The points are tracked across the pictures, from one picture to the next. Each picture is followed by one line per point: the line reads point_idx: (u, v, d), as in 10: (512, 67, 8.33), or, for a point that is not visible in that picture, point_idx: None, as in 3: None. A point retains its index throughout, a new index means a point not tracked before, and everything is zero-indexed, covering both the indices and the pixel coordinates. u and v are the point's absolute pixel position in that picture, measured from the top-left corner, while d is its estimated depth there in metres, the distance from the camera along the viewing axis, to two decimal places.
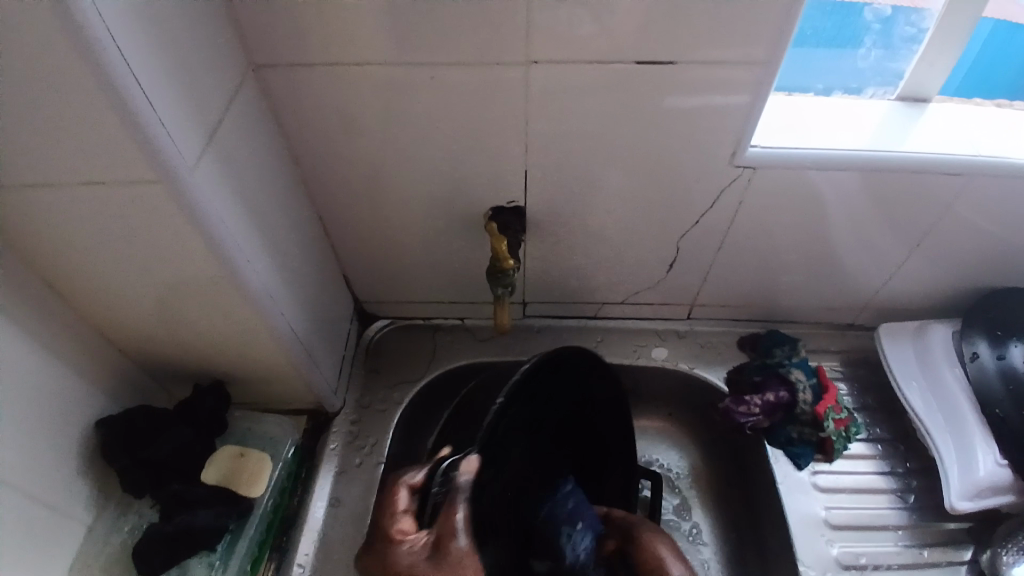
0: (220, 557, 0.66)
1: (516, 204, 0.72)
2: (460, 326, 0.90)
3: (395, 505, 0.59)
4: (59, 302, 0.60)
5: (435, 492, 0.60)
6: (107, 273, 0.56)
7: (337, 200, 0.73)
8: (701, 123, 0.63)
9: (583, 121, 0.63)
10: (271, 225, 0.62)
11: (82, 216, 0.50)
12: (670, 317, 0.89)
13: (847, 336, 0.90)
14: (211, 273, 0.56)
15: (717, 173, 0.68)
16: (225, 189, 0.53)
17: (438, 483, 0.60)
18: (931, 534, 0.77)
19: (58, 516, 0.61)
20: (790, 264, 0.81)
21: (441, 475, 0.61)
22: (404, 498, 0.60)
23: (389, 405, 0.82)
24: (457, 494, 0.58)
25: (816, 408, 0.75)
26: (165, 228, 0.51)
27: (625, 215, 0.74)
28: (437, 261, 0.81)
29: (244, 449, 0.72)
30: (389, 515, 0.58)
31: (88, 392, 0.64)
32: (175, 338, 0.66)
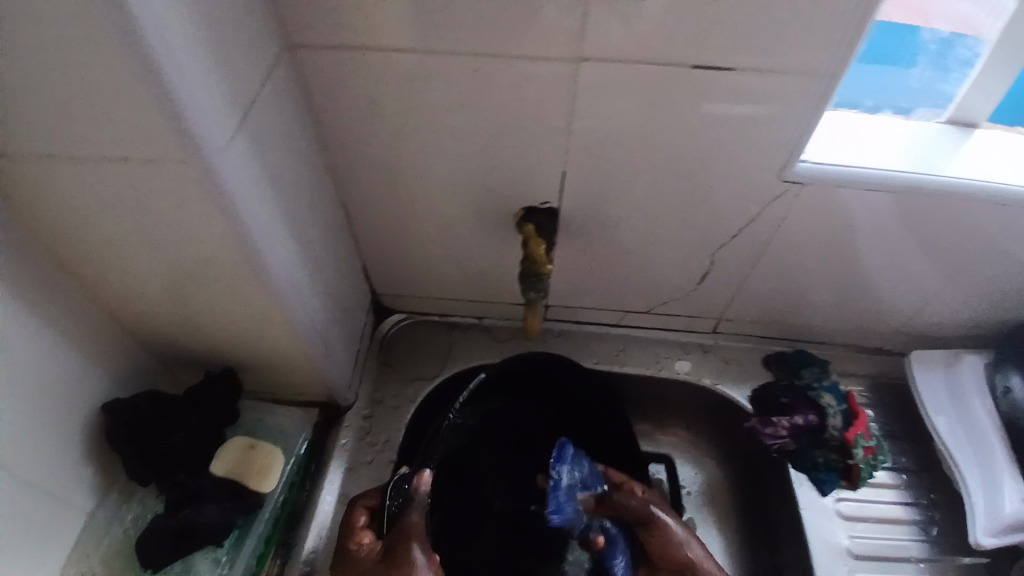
0: (227, 553, 0.65)
1: (550, 205, 0.70)
2: (478, 325, 0.87)
3: (354, 521, 0.64)
4: (71, 281, 0.57)
5: (388, 505, 0.64)
6: (124, 254, 0.54)
7: (364, 189, 0.70)
8: (753, 132, 0.60)
9: (630, 122, 0.60)
10: (297, 212, 0.59)
11: (103, 194, 0.47)
12: (695, 329, 0.86)
13: (877, 359, 0.87)
14: (233, 260, 0.53)
15: (763, 185, 0.66)
16: (255, 173, 0.50)
17: (388, 497, 0.64)
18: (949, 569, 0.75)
19: (57, 503, 0.59)
20: (825, 283, 0.78)
21: (390, 488, 0.64)
22: (362, 515, 0.64)
23: (402, 402, 0.80)
24: (412, 505, 0.62)
25: (845, 434, 0.73)
26: (189, 211, 0.48)
27: (660, 222, 0.71)
28: (461, 258, 0.78)
29: (255, 441, 0.69)
30: (350, 533, 0.63)
31: (95, 375, 0.62)
32: (188, 323, 0.63)
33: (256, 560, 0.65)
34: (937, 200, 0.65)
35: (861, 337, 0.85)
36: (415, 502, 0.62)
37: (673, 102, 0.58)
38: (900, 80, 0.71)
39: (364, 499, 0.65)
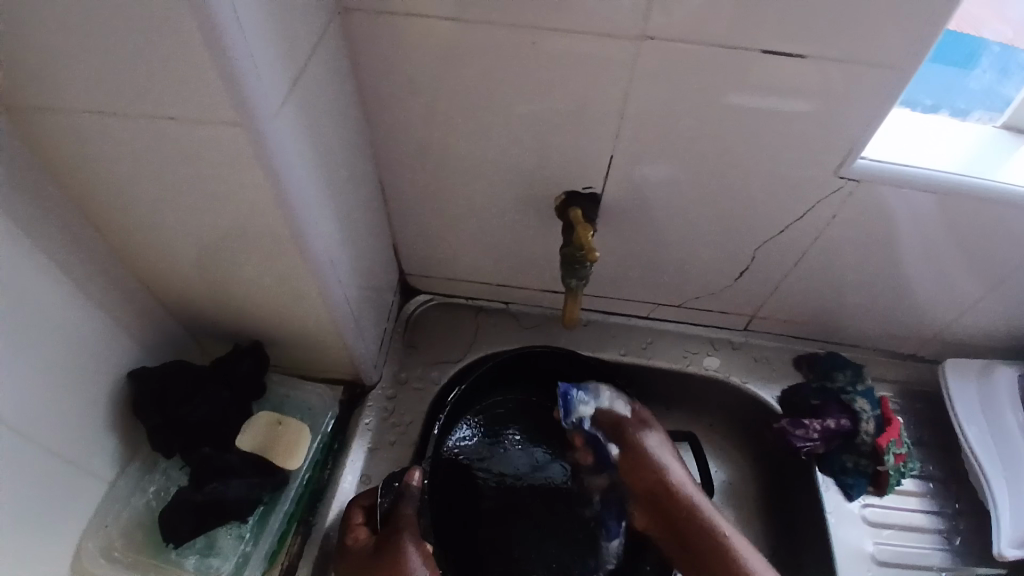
0: (251, 530, 0.64)
1: (593, 190, 0.68)
2: (505, 310, 0.85)
3: (351, 519, 0.64)
4: (104, 242, 0.56)
5: (382, 503, 0.65)
6: (162, 218, 0.52)
7: (402, 164, 0.68)
8: (812, 125, 0.58)
9: (686, 108, 0.58)
10: (338, 184, 0.57)
11: (147, 154, 0.45)
12: (726, 325, 0.84)
13: (908, 366, 0.85)
14: (272, 230, 0.51)
15: (817, 181, 0.64)
16: (303, 139, 0.48)
17: (381, 495, 0.65)
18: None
19: (79, 470, 0.58)
20: (866, 286, 0.76)
21: (382, 488, 0.65)
22: (358, 513, 0.64)
23: (426, 384, 0.78)
24: (404, 500, 0.64)
25: (878, 440, 0.72)
26: (234, 177, 0.46)
27: (704, 214, 0.69)
28: (495, 240, 0.76)
29: (283, 417, 0.68)
30: (346, 530, 0.63)
31: (122, 340, 0.60)
32: (219, 293, 0.61)
33: (279, 539, 0.64)
34: (996, 205, 0.63)
35: (895, 342, 0.84)
36: (408, 497, 0.64)
37: (732, 89, 0.56)
38: (961, 79, 0.67)
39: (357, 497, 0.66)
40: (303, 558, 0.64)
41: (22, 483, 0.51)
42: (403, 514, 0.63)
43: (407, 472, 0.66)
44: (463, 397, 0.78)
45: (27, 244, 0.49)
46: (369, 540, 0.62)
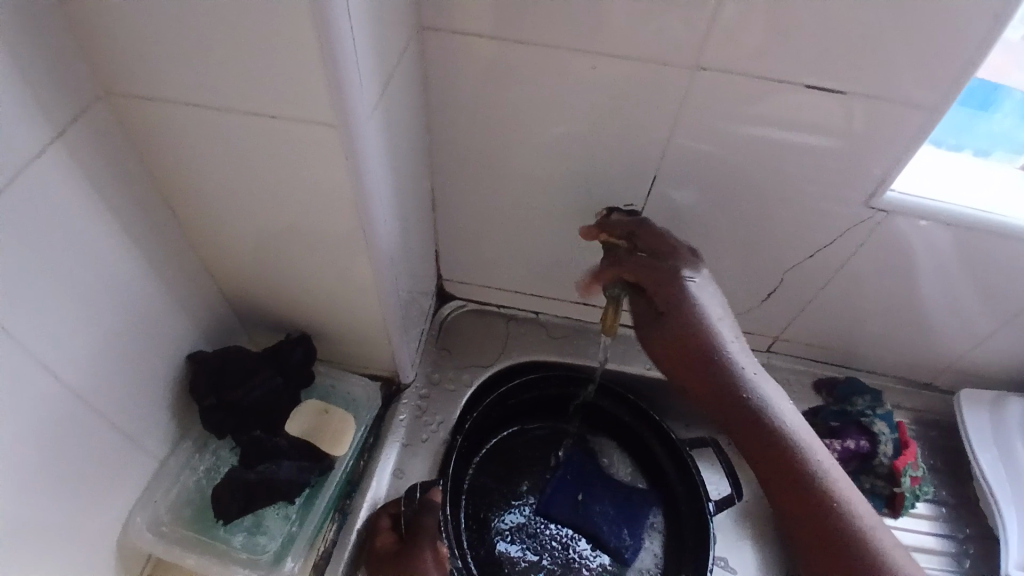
0: (297, 512, 0.67)
1: (633, 208, 0.71)
2: (535, 320, 0.88)
3: (377, 525, 0.66)
4: (179, 226, 0.60)
5: (404, 512, 0.67)
6: (240, 207, 0.56)
7: (457, 174, 0.72)
8: (850, 156, 0.62)
9: (731, 136, 0.62)
10: (402, 187, 0.61)
11: (240, 146, 0.49)
12: (750, 346, 0.87)
13: (924, 395, 0.88)
14: (343, 224, 0.55)
15: (849, 211, 0.67)
16: (383, 143, 0.52)
17: (403, 505, 0.67)
18: None
19: (136, 442, 0.61)
20: (888, 315, 0.79)
21: (404, 499, 0.67)
22: (385, 519, 0.66)
23: (458, 386, 0.81)
24: (426, 511, 0.66)
25: (895, 462, 0.74)
26: (318, 171, 0.50)
27: (738, 239, 0.73)
28: (533, 251, 0.79)
29: (328, 406, 0.70)
30: (372, 535, 0.66)
31: (183, 322, 0.64)
32: (278, 281, 0.65)
33: (321, 526, 0.67)
34: (1017, 241, 0.66)
35: (913, 371, 0.86)
36: (430, 508, 0.66)
37: (778, 119, 0.60)
38: (982, 123, 0.70)
39: (383, 507, 0.68)
40: (338, 546, 0.66)
41: (87, 446, 0.54)
42: (425, 524, 0.65)
43: (431, 487, 0.68)
44: (488, 417, 0.81)
45: (117, 222, 0.52)
46: (394, 545, 0.65)
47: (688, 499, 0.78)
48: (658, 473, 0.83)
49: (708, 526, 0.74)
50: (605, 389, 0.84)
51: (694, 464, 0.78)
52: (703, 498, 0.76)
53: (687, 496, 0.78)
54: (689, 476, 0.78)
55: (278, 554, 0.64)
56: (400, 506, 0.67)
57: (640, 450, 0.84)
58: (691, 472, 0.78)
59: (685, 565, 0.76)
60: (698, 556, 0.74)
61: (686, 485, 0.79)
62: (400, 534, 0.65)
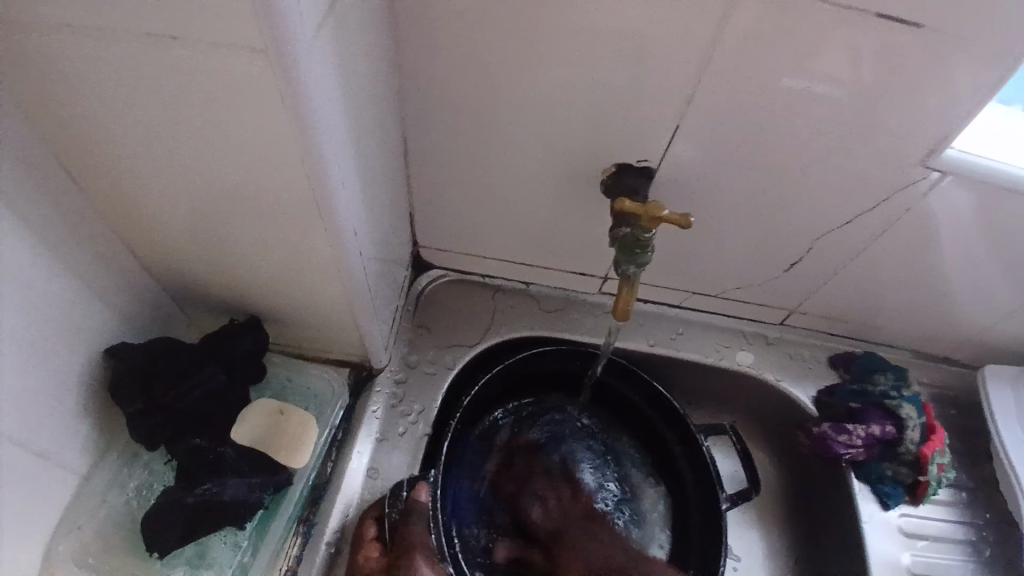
0: (248, 538, 0.58)
1: (646, 165, 0.60)
2: (524, 291, 0.78)
3: (363, 534, 0.59)
4: (83, 194, 0.47)
5: (389, 515, 0.59)
6: (155, 171, 0.44)
7: (434, 124, 0.60)
8: (902, 104, 0.52)
9: (770, 79, 0.51)
10: (364, 139, 0.48)
11: (145, 90, 0.37)
12: (762, 320, 0.79)
13: (941, 370, 0.81)
14: (292, 189, 0.43)
15: (893, 169, 0.58)
16: (336, 77, 0.40)
17: (388, 505, 0.59)
18: None
19: (52, 461, 0.50)
20: (921, 288, 0.70)
21: (388, 498, 0.59)
22: (371, 526, 0.59)
23: (439, 369, 0.71)
24: (413, 518, 0.59)
25: (922, 450, 0.68)
26: (253, 122, 0.38)
27: (763, 203, 0.63)
28: (524, 215, 0.68)
29: (284, 406, 0.62)
30: (357, 548, 0.58)
31: (97, 311, 0.52)
32: (217, 258, 0.53)
33: (284, 542, 0.58)
34: None
35: (934, 346, 0.79)
36: (418, 514, 0.59)
37: (828, 56, 0.49)
38: None
39: (370, 505, 0.61)
40: (304, 563, 0.58)
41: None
42: (414, 535, 0.59)
43: (417, 486, 0.60)
44: (475, 402, 0.72)
45: None
46: (382, 560, 0.58)
47: (699, 491, 0.72)
48: (665, 458, 0.76)
49: (720, 522, 0.68)
50: (611, 364, 0.74)
51: (711, 459, 0.70)
52: (716, 492, 0.69)
53: (697, 488, 0.72)
54: (702, 468, 0.71)
55: None
56: (384, 507, 0.59)
57: (644, 431, 0.77)
58: (705, 466, 0.71)
59: (692, 559, 0.70)
60: (709, 553, 0.69)
61: (698, 477, 0.72)
62: (389, 544, 0.58)
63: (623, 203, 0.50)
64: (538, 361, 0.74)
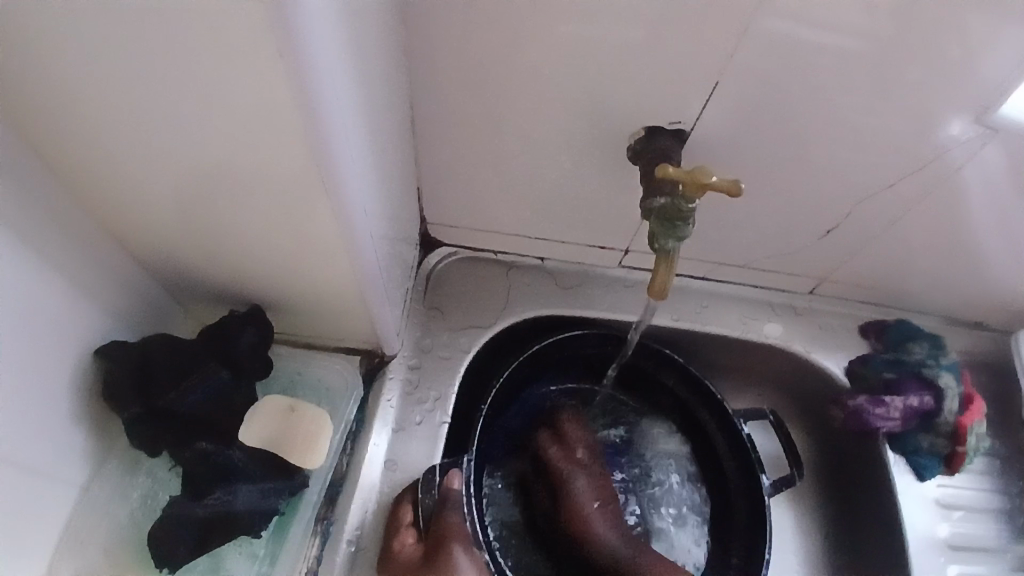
0: (265, 548, 0.55)
1: (681, 127, 0.55)
2: (541, 268, 0.73)
3: (398, 519, 0.57)
4: (57, 178, 0.42)
5: (424, 501, 0.58)
6: (137, 150, 0.39)
7: (442, 88, 0.54)
8: (961, 52, 0.47)
9: (823, 24, 0.46)
10: (370, 105, 0.43)
11: (118, 57, 0.32)
12: (790, 289, 0.75)
13: (975, 336, 0.77)
14: (293, 168, 0.38)
15: (947, 125, 0.53)
16: (337, 33, 0.34)
17: (421, 492, 0.58)
18: None
19: (45, 472, 0.47)
20: (963, 253, 0.66)
21: (421, 485, 0.58)
22: (407, 511, 0.57)
23: (454, 352, 0.67)
24: (447, 506, 0.57)
25: (960, 421, 0.65)
26: (245, 91, 0.33)
27: (801, 166, 0.58)
28: (540, 186, 0.63)
29: (296, 403, 0.58)
30: (391, 535, 0.56)
31: (82, 308, 0.48)
32: (211, 245, 0.48)
33: (304, 541, 0.55)
34: None
35: (970, 311, 0.75)
36: (453, 502, 0.58)
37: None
38: None
39: (404, 489, 0.59)
40: (324, 564, 0.55)
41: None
42: (450, 524, 0.56)
43: (450, 472, 0.59)
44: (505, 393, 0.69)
45: None
46: (417, 547, 0.56)
47: (741, 478, 0.70)
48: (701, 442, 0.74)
49: (765, 510, 0.67)
50: (647, 349, 0.72)
51: (747, 436, 0.70)
52: (760, 478, 0.68)
53: (740, 475, 0.70)
54: (742, 452, 0.70)
55: None
56: (418, 492, 0.58)
57: (680, 416, 0.75)
58: (746, 450, 0.70)
59: (734, 551, 0.69)
60: (753, 537, 0.68)
61: (738, 463, 0.71)
62: (426, 534, 0.57)
63: (665, 169, 0.45)
64: (564, 353, 0.70)
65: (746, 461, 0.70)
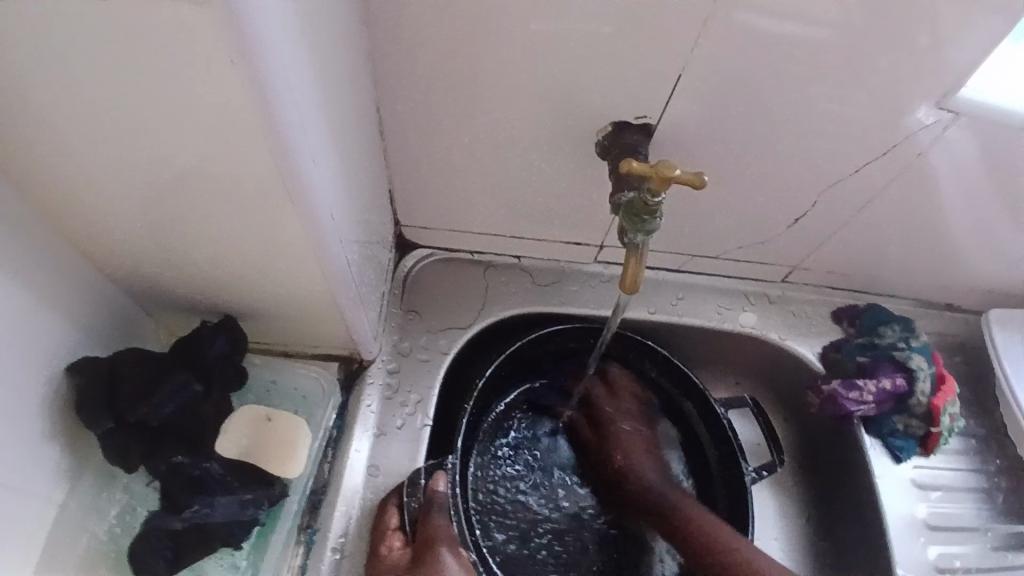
0: (246, 559, 0.55)
1: (647, 121, 0.55)
2: (518, 266, 0.73)
3: (384, 523, 0.57)
4: (16, 192, 0.42)
5: (410, 504, 0.58)
6: (96, 160, 0.38)
7: (409, 89, 0.54)
8: (916, 40, 0.48)
9: (780, 16, 0.47)
10: (334, 109, 0.43)
11: (69, 65, 0.31)
12: (764, 278, 0.76)
13: (946, 318, 0.79)
14: (257, 174, 0.38)
15: (907, 113, 0.54)
16: (294, 37, 0.34)
17: (407, 495, 0.58)
18: (1003, 537, 0.71)
19: (19, 491, 0.46)
20: (929, 236, 0.68)
21: (407, 488, 0.58)
22: (393, 514, 0.57)
23: (433, 354, 0.67)
24: (434, 508, 0.57)
25: (934, 401, 0.66)
26: (201, 95, 0.32)
27: (768, 155, 0.59)
28: (513, 185, 0.63)
29: (271, 412, 0.58)
30: (379, 537, 0.56)
31: (49, 323, 0.47)
32: (179, 255, 0.48)
33: (285, 551, 0.55)
34: None
35: (940, 294, 0.77)
36: (437, 505, 0.57)
37: None
38: None
39: (388, 492, 0.59)
40: (309, 573, 0.55)
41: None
42: (436, 526, 0.56)
43: (436, 472, 0.59)
44: (488, 393, 0.69)
45: None
46: (405, 550, 0.56)
47: (722, 465, 0.71)
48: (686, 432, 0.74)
49: (744, 495, 0.68)
50: (626, 341, 0.73)
51: (727, 421, 0.70)
52: (740, 462, 0.69)
53: (721, 462, 0.71)
54: (722, 438, 0.71)
55: None
56: (404, 495, 0.58)
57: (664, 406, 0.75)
58: (728, 439, 0.71)
59: None
60: (735, 524, 0.68)
61: (719, 449, 0.72)
62: (413, 536, 0.57)
63: (631, 164, 0.46)
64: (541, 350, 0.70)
65: (726, 448, 0.71)
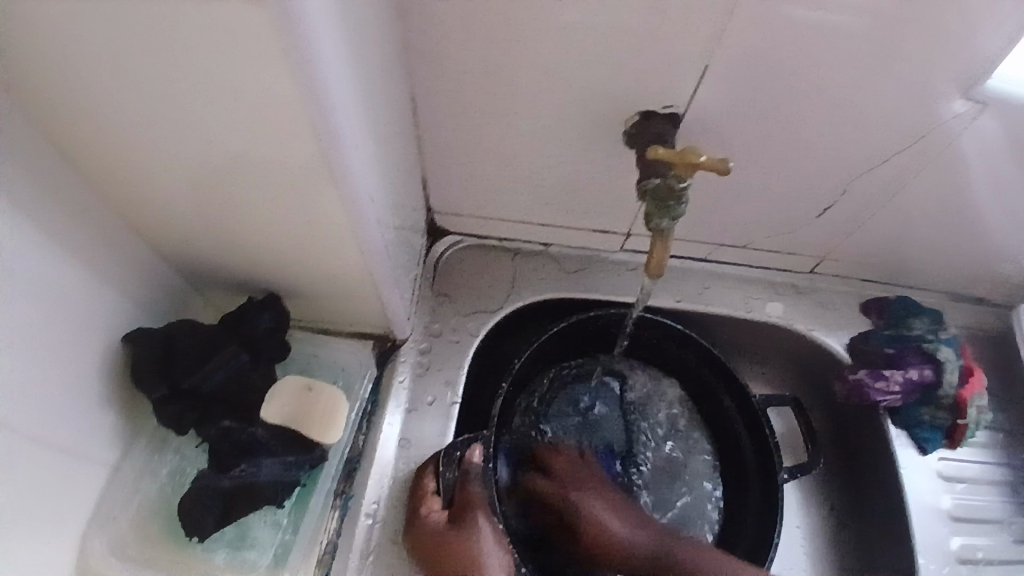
0: (288, 517, 0.58)
1: (672, 110, 0.57)
2: (546, 253, 0.75)
3: (423, 488, 0.60)
4: (82, 175, 0.46)
5: (446, 476, 0.61)
6: (156, 147, 0.42)
7: (442, 81, 0.56)
8: (943, 32, 0.49)
9: (806, 6, 0.47)
10: (372, 97, 0.45)
11: (137, 58, 0.35)
12: (790, 269, 0.76)
13: (977, 311, 0.78)
14: (303, 159, 0.41)
15: (936, 102, 0.54)
16: (339, 29, 0.37)
17: (443, 465, 0.61)
18: None
19: (79, 452, 0.51)
20: (961, 228, 0.67)
21: (443, 459, 0.61)
22: (430, 480, 0.60)
23: (462, 336, 0.70)
24: (470, 479, 0.60)
25: (961, 394, 0.67)
26: (258, 86, 0.35)
27: (793, 144, 0.60)
28: (541, 173, 0.65)
29: (311, 381, 0.60)
30: (418, 500, 0.60)
31: (110, 298, 0.51)
32: (227, 236, 0.51)
33: (323, 516, 0.59)
34: None
35: (971, 286, 0.76)
36: (473, 477, 0.60)
37: None
38: None
39: (426, 459, 0.62)
40: (344, 536, 0.59)
41: (19, 469, 0.44)
42: (472, 494, 0.60)
43: (471, 446, 0.61)
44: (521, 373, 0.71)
45: None
46: (442, 514, 0.59)
47: (755, 458, 0.72)
48: (719, 423, 0.76)
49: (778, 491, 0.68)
50: (662, 330, 0.74)
51: (768, 421, 0.70)
52: (775, 459, 0.69)
53: (756, 457, 0.72)
54: (758, 431, 0.72)
55: (274, 565, 0.56)
56: (440, 465, 0.61)
57: (702, 397, 0.76)
58: (761, 430, 0.71)
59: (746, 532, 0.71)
60: (766, 519, 0.69)
61: (754, 444, 0.72)
62: (452, 503, 0.60)
63: (656, 151, 0.47)
64: (579, 334, 0.72)
65: (762, 438, 0.71)
